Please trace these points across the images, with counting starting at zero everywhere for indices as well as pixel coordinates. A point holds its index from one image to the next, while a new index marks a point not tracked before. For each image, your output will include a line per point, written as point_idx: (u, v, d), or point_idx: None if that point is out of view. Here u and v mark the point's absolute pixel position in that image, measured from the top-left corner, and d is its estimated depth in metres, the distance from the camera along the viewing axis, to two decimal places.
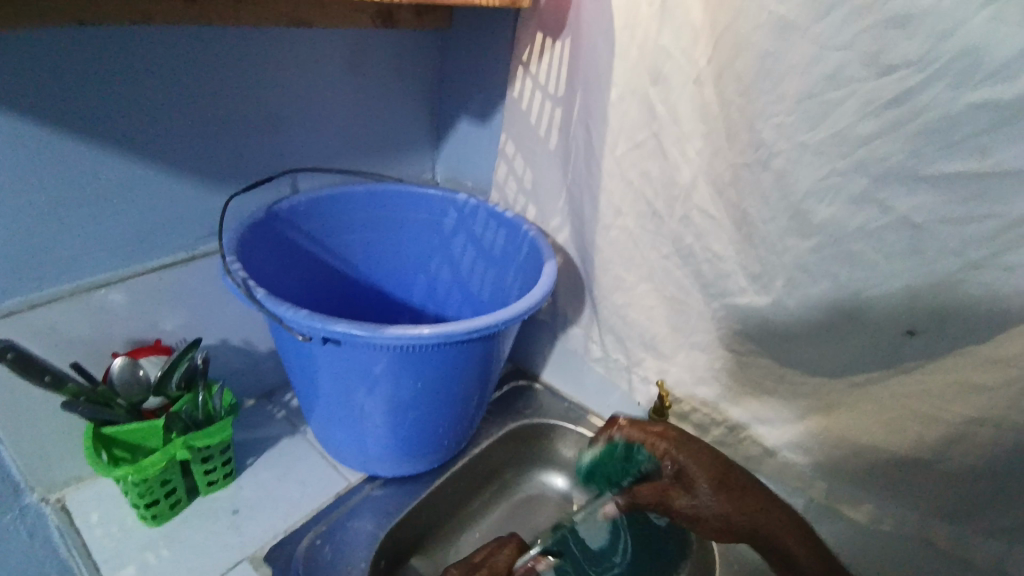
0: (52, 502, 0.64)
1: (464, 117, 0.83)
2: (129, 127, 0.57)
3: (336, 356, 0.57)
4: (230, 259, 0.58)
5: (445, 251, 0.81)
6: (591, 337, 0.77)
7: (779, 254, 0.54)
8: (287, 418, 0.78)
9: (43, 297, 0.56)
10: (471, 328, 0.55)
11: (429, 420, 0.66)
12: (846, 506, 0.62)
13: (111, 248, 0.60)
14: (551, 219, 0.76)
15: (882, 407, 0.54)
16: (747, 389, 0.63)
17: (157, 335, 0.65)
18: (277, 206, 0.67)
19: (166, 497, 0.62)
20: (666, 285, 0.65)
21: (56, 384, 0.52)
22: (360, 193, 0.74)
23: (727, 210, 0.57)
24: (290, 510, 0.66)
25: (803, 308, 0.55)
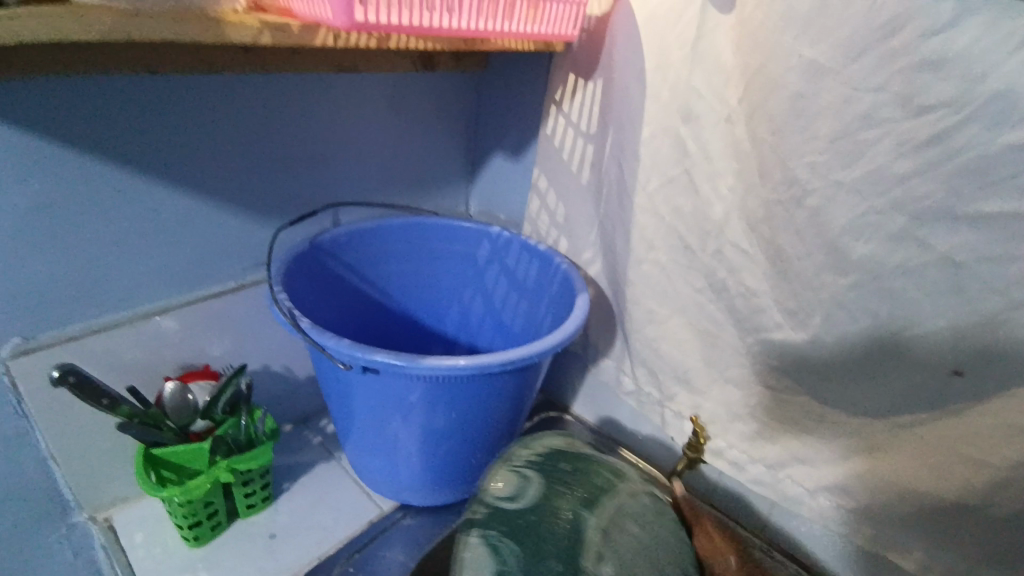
0: (99, 521, 0.66)
1: (499, 154, 0.86)
2: (191, 165, 0.61)
3: (374, 384, 0.59)
4: (276, 289, 0.61)
5: (479, 282, 0.83)
6: (623, 369, 0.77)
7: (816, 290, 0.54)
8: (322, 444, 0.80)
9: (102, 322, 0.61)
10: (505, 359, 0.56)
11: (461, 450, 0.66)
12: (893, 553, 0.59)
13: (166, 278, 0.64)
14: (582, 251, 0.78)
15: (929, 449, 0.53)
16: (784, 426, 0.62)
17: (205, 360, 0.68)
18: (321, 238, 0.70)
19: (209, 519, 0.63)
20: (700, 319, 0.65)
21: (112, 406, 0.56)
22: (398, 226, 0.77)
23: (761, 245, 0.57)
24: (323, 537, 0.67)
25: (843, 346, 0.54)
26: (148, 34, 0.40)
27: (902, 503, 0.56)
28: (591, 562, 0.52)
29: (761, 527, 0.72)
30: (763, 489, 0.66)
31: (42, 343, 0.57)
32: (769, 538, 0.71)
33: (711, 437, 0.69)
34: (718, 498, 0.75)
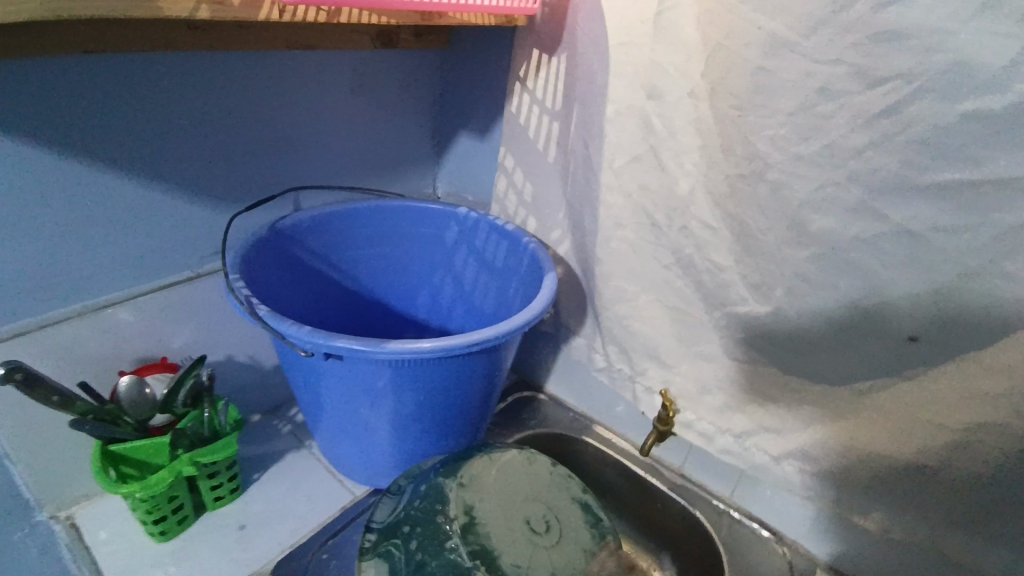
0: (61, 520, 0.64)
1: (464, 133, 0.84)
2: (138, 151, 0.58)
3: (339, 371, 0.58)
4: (234, 277, 0.59)
5: (448, 264, 0.82)
6: (594, 348, 0.77)
7: (778, 263, 0.54)
8: (293, 433, 0.79)
9: (52, 318, 0.57)
10: (472, 341, 0.55)
11: (433, 433, 0.66)
12: (854, 515, 0.61)
13: (118, 269, 0.61)
14: (552, 231, 0.77)
15: (886, 415, 0.54)
16: (749, 398, 0.63)
17: (165, 352, 0.66)
18: (281, 224, 0.68)
19: (173, 513, 0.62)
20: (667, 296, 0.65)
21: (64, 403, 0.53)
22: (362, 209, 0.75)
23: (725, 220, 0.57)
24: (296, 525, 0.67)
25: (805, 318, 0.55)
26: (74, 10, 0.37)
27: (862, 467, 0.58)
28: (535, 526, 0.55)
29: (730, 496, 0.73)
30: (731, 460, 0.67)
31: None
32: (738, 507, 0.73)
33: (680, 412, 0.70)
34: (689, 470, 0.76)
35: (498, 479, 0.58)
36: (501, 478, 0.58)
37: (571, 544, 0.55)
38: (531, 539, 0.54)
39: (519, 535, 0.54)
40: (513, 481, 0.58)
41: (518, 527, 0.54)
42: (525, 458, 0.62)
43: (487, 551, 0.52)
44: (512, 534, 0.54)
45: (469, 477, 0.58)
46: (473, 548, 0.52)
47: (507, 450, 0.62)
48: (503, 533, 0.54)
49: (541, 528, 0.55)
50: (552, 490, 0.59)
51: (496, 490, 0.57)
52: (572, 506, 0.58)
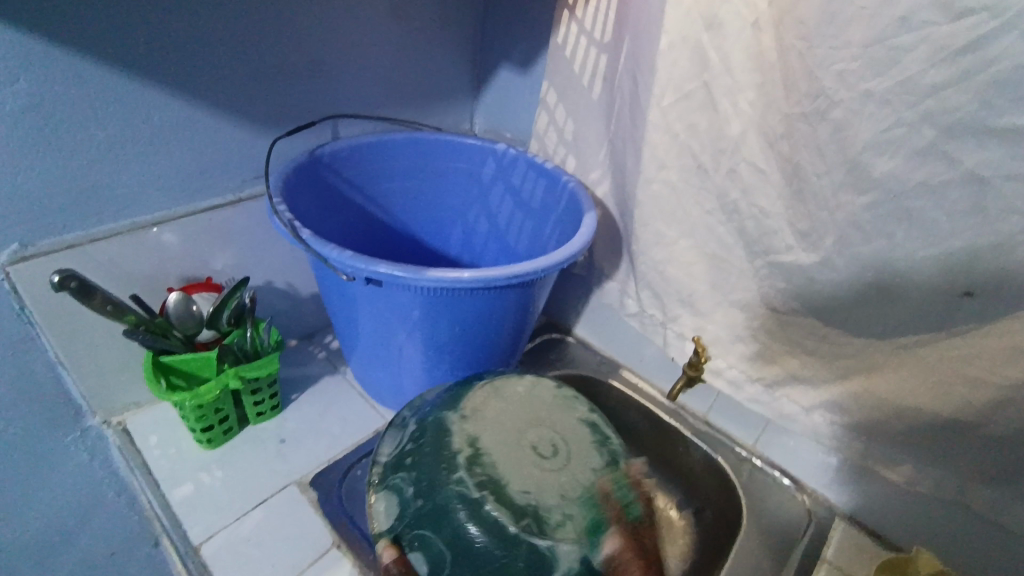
0: (113, 426, 0.68)
1: (505, 66, 0.81)
2: (180, 67, 0.57)
3: (378, 297, 0.59)
4: (276, 200, 0.60)
5: (483, 202, 0.81)
6: (627, 292, 0.77)
7: (832, 210, 0.52)
8: (328, 359, 0.81)
9: (102, 232, 0.59)
10: (511, 274, 0.55)
11: (465, 365, 0.67)
12: (882, 467, 0.61)
13: (161, 188, 0.61)
14: (591, 171, 0.75)
15: (929, 370, 0.53)
16: (785, 349, 0.63)
17: (208, 273, 0.68)
18: (320, 151, 0.68)
19: (220, 423, 0.66)
20: (708, 242, 0.64)
21: (117, 313, 0.56)
22: (399, 141, 0.74)
23: (778, 163, 0.55)
24: (332, 443, 0.70)
25: (854, 268, 0.53)
26: None
27: (898, 421, 0.57)
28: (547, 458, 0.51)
29: (753, 443, 0.74)
30: (760, 408, 0.67)
31: (39, 250, 0.56)
32: (761, 454, 0.74)
33: (711, 359, 0.69)
34: (713, 415, 0.77)
35: (505, 410, 0.55)
36: (502, 409, 0.55)
37: (574, 486, 0.50)
38: (540, 463, 0.51)
39: (526, 460, 0.51)
40: (514, 409, 0.55)
41: (523, 448, 0.52)
42: (531, 383, 0.58)
43: (496, 481, 0.49)
44: (517, 462, 0.50)
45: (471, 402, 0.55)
46: (479, 477, 0.49)
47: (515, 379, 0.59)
48: (510, 459, 0.50)
49: (547, 451, 0.52)
50: (546, 412, 0.56)
51: (501, 413, 0.54)
52: (577, 428, 0.55)
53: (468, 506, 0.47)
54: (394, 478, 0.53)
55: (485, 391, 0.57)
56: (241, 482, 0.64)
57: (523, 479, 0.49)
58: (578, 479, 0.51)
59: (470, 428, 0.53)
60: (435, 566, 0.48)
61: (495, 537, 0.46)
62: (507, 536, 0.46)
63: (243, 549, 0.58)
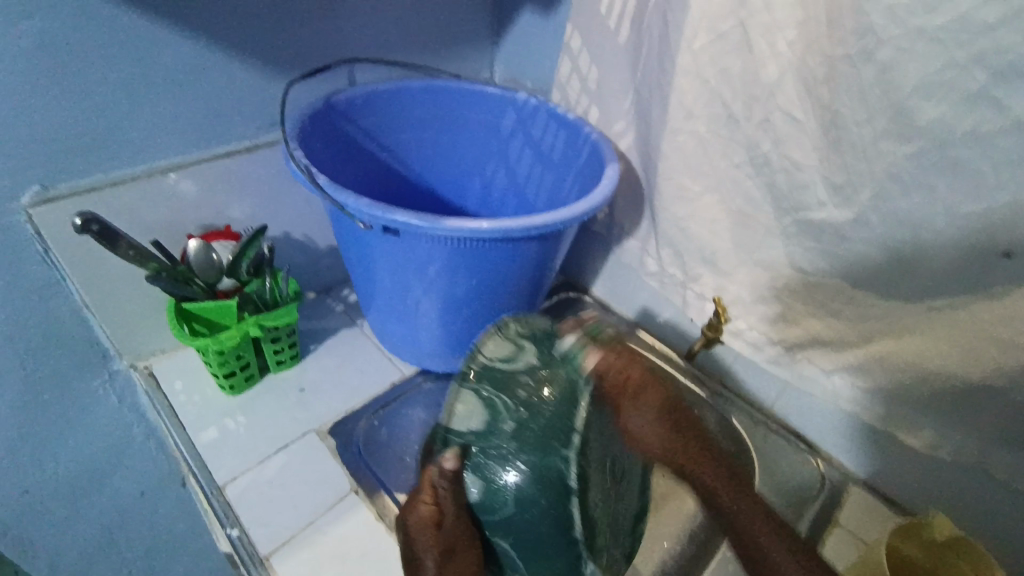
0: (140, 369, 0.70)
1: (528, 9, 0.77)
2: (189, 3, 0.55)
3: (395, 247, 0.58)
4: (292, 146, 0.59)
5: (502, 154, 0.79)
6: (648, 250, 0.75)
7: (870, 161, 0.50)
8: (345, 312, 0.82)
9: (121, 176, 0.59)
10: (531, 225, 0.54)
11: (482, 319, 0.67)
12: (902, 430, 0.61)
13: (178, 132, 0.61)
14: (614, 122, 0.72)
15: (957, 331, 0.52)
16: (809, 309, 0.61)
17: (227, 222, 0.68)
18: (336, 97, 0.66)
19: (242, 370, 0.67)
20: (735, 198, 0.61)
21: (140, 260, 0.56)
22: (417, 88, 0.72)
23: (815, 111, 0.52)
24: (350, 394, 0.71)
25: (888, 224, 0.51)
26: None
27: (923, 383, 0.56)
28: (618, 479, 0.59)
29: (772, 407, 0.74)
30: (780, 369, 0.67)
31: (60, 194, 0.56)
32: (777, 417, 0.74)
33: (732, 319, 0.68)
34: (731, 376, 0.76)
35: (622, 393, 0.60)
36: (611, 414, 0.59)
37: (621, 513, 0.58)
38: (613, 485, 0.58)
39: (605, 479, 0.57)
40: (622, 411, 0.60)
41: (609, 459, 0.58)
42: None
43: (583, 485, 0.54)
44: (601, 477, 0.56)
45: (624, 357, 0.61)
46: (578, 470, 0.54)
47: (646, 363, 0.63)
48: (599, 470, 0.56)
49: (621, 473, 0.59)
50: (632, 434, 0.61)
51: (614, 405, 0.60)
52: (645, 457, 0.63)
53: (552, 492, 0.53)
54: (492, 391, 0.57)
55: (594, 395, 0.58)
56: (263, 427, 0.66)
57: (597, 497, 0.55)
58: (630, 507, 0.59)
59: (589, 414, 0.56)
60: (485, 505, 0.54)
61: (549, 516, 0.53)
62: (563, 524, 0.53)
63: (265, 492, 0.60)
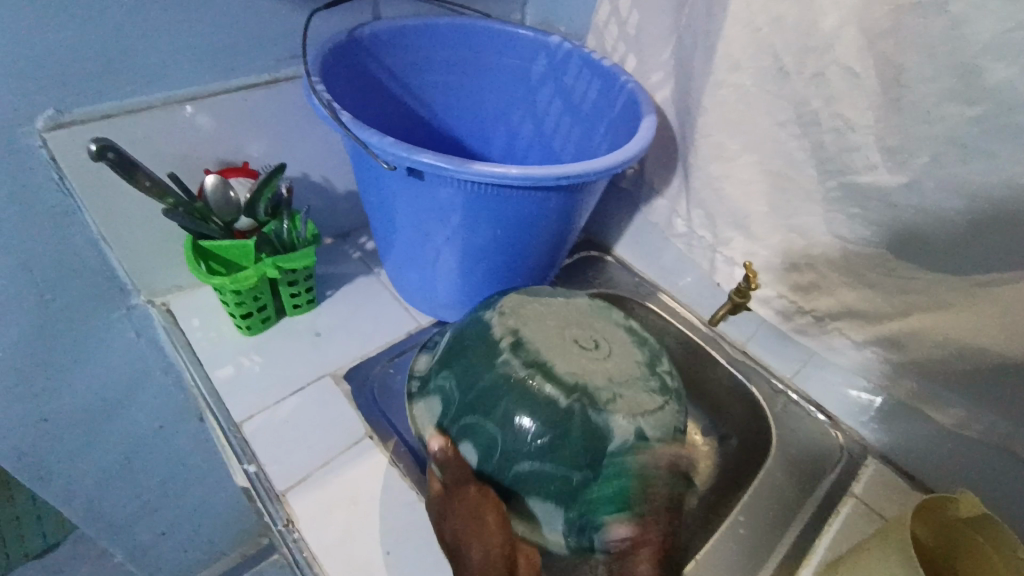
0: (157, 305, 0.70)
1: None
2: None
3: (418, 192, 0.56)
4: (314, 80, 0.56)
5: (531, 102, 0.75)
6: (677, 211, 0.72)
7: (931, 123, 0.46)
8: (362, 260, 0.80)
9: (136, 105, 0.57)
10: (562, 174, 0.52)
11: (502, 271, 0.65)
12: (929, 407, 0.59)
13: (196, 61, 0.58)
14: (651, 73, 0.68)
15: (1005, 309, 0.49)
16: (844, 280, 0.58)
17: (244, 159, 0.66)
18: (360, 31, 0.63)
19: (258, 311, 0.66)
20: (776, 158, 0.58)
21: (155, 192, 0.55)
22: (445, 26, 0.68)
23: (876, 66, 0.48)
24: (366, 340, 0.71)
25: (944, 192, 0.48)
26: None
27: (957, 361, 0.54)
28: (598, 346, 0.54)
29: (791, 377, 0.73)
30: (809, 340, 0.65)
31: (74, 120, 0.54)
32: (797, 388, 0.72)
33: (760, 286, 0.66)
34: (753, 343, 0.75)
35: (535, 318, 0.55)
36: (541, 310, 0.56)
37: (634, 399, 0.51)
38: (584, 355, 0.53)
39: (570, 351, 0.53)
40: (555, 316, 0.56)
41: (573, 353, 0.53)
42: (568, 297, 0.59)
43: (543, 364, 0.52)
44: (567, 350, 0.53)
45: (511, 305, 0.57)
46: (527, 360, 0.52)
47: (548, 292, 0.59)
48: (553, 345, 0.53)
49: (591, 344, 0.54)
50: (589, 318, 0.57)
51: (538, 329, 0.54)
52: (618, 333, 0.56)
53: (513, 391, 0.51)
54: (438, 376, 0.57)
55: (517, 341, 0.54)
56: (278, 367, 0.66)
57: (585, 366, 0.52)
58: (629, 372, 0.53)
59: (519, 360, 0.52)
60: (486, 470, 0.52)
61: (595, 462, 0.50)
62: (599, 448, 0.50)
63: (281, 431, 0.60)
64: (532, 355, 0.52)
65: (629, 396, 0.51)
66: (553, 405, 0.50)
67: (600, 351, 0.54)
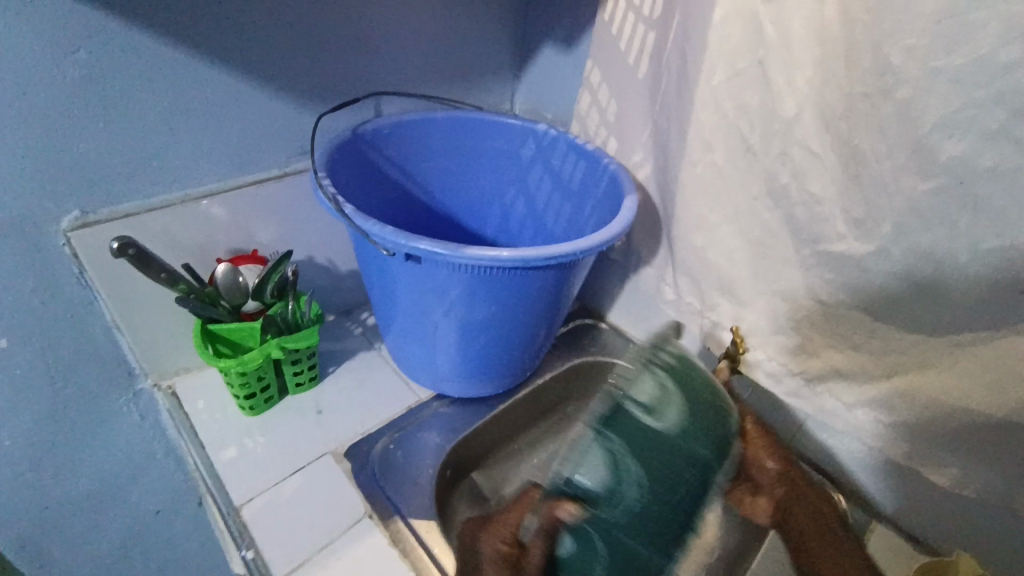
0: (163, 388, 0.71)
1: (549, 44, 0.80)
2: (225, 40, 0.58)
3: (416, 274, 0.59)
4: (320, 175, 0.61)
5: (522, 183, 0.80)
6: (665, 279, 0.75)
7: (889, 196, 0.50)
8: (364, 335, 0.83)
9: (157, 202, 0.61)
10: (550, 254, 0.55)
11: (499, 345, 0.68)
12: (928, 469, 0.59)
13: (213, 160, 0.63)
14: (632, 153, 0.74)
15: (985, 367, 0.51)
16: (829, 342, 0.60)
17: (254, 246, 0.70)
18: (362, 128, 0.68)
19: (262, 391, 0.68)
20: (753, 229, 0.62)
21: (170, 282, 0.58)
22: (441, 120, 0.74)
23: (833, 146, 0.52)
24: (367, 416, 0.72)
25: (910, 257, 0.51)
26: None
27: (947, 419, 0.55)
28: (688, 506, 0.53)
29: (789, 439, 0.73)
30: (800, 403, 0.65)
31: (99, 219, 0.59)
32: (796, 450, 0.72)
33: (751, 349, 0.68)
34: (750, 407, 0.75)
35: (691, 398, 0.51)
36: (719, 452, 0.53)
37: (689, 526, 0.55)
38: (691, 502, 0.53)
39: (687, 498, 0.52)
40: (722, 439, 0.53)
41: (687, 499, 0.52)
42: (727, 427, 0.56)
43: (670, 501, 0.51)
44: (685, 495, 0.52)
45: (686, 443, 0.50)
46: (664, 494, 0.50)
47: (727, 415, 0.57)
48: (685, 491, 0.51)
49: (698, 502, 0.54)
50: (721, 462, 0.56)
51: (704, 439, 0.51)
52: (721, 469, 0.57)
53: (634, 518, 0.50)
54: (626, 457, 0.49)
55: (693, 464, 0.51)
56: (280, 447, 0.67)
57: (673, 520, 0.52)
58: (693, 521, 0.56)
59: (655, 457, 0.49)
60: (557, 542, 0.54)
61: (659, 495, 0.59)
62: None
63: (281, 513, 0.60)
64: (672, 488, 0.50)
65: (677, 539, 0.55)
66: (643, 541, 0.52)
67: (689, 509, 0.54)
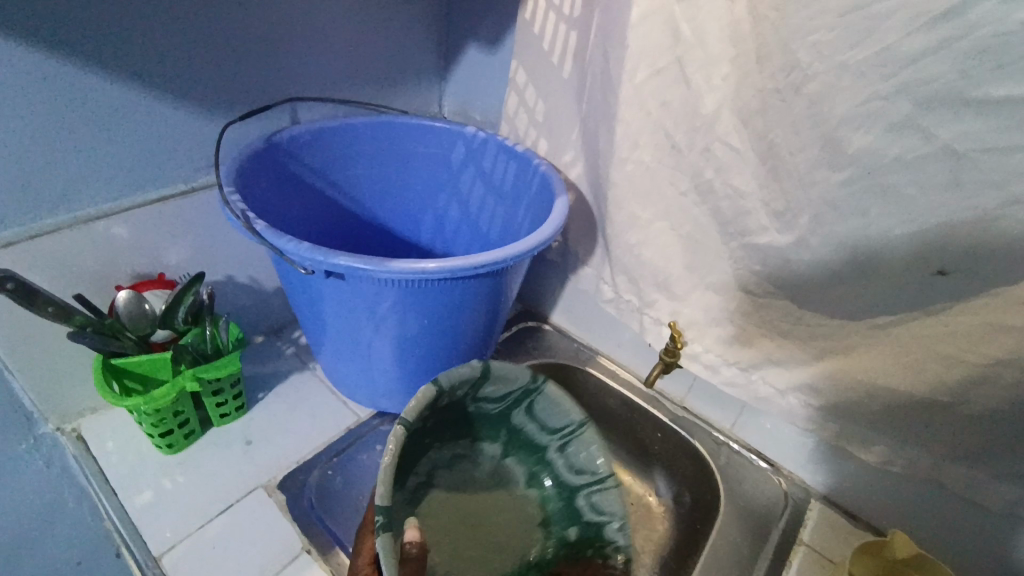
0: (67, 432, 0.65)
1: (474, 44, 0.78)
2: (110, 47, 0.53)
3: (340, 289, 0.56)
4: (229, 190, 0.56)
5: (453, 187, 0.78)
6: (603, 278, 0.75)
7: (807, 189, 0.51)
8: (296, 354, 0.79)
9: (43, 228, 0.55)
10: (478, 262, 0.53)
11: (435, 356, 0.65)
12: (857, 446, 0.61)
13: (107, 179, 0.58)
14: (562, 153, 0.73)
15: (902, 347, 0.53)
16: (761, 331, 0.62)
17: (162, 269, 0.65)
18: (277, 136, 0.64)
19: (180, 427, 0.63)
20: (682, 225, 0.62)
21: (61, 316, 0.53)
22: (363, 125, 0.71)
23: (752, 141, 0.53)
24: (301, 442, 0.68)
25: (827, 247, 0.52)
26: None
27: (871, 399, 0.57)
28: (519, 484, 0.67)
29: (730, 427, 0.74)
30: (737, 391, 0.67)
31: None
32: (737, 437, 0.74)
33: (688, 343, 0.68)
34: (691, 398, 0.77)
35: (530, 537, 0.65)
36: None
37: (513, 484, 0.67)
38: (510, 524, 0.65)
39: (517, 522, 0.66)
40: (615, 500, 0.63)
41: (514, 514, 0.66)
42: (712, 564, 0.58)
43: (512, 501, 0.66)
44: (521, 506, 0.66)
45: None
46: (516, 490, 0.67)
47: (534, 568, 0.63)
48: (520, 521, 0.65)
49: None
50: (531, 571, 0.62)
51: None
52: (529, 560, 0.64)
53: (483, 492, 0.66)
54: None
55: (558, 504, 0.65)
56: (205, 485, 0.62)
57: (499, 464, 0.67)
58: (507, 469, 0.67)
59: None
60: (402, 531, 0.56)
61: (483, 458, 0.67)
62: (492, 437, 0.67)
63: (206, 557, 0.56)
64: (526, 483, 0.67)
65: (490, 464, 0.67)
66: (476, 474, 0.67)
67: (519, 483, 0.67)
